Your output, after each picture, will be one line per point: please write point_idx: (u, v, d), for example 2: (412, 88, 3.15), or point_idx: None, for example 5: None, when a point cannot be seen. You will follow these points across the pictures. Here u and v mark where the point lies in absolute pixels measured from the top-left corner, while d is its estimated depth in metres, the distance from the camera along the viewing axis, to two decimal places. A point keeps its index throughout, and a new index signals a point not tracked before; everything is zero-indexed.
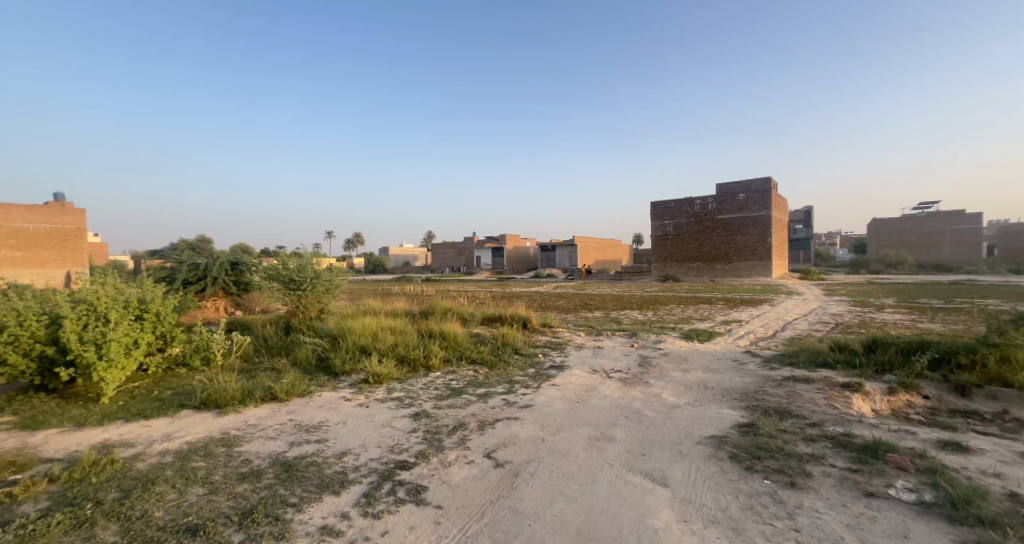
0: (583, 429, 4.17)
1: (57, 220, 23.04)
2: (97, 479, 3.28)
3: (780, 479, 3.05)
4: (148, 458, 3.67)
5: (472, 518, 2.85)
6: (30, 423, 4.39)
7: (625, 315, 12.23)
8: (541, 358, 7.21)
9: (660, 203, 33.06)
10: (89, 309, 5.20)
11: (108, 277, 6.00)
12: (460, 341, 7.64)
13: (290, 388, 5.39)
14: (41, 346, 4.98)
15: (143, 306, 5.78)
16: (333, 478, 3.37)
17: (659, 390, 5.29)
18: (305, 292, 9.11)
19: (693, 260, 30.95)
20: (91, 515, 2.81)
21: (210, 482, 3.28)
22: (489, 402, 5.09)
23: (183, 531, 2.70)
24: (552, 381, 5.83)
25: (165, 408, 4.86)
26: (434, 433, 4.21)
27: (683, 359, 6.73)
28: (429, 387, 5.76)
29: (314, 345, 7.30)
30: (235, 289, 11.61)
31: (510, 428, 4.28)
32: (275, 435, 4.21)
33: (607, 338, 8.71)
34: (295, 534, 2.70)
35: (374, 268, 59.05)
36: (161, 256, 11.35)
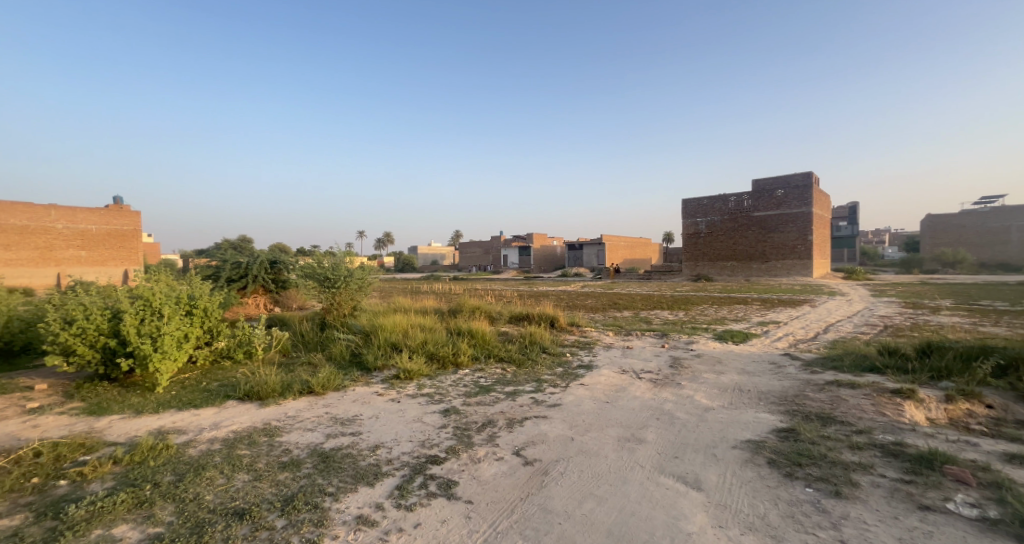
0: (613, 430, 4.13)
1: (118, 221, 24.59)
2: (154, 463, 3.50)
3: (824, 487, 2.93)
4: (199, 445, 3.88)
5: (502, 514, 2.87)
6: (95, 409, 4.72)
7: (655, 315, 12.00)
8: (569, 357, 7.17)
9: (692, 201, 32.21)
10: (146, 304, 5.55)
11: (161, 274, 6.38)
12: (488, 340, 7.69)
13: (326, 382, 5.58)
14: (104, 338, 5.34)
15: (193, 301, 6.11)
16: (367, 469, 3.47)
17: (691, 391, 5.17)
18: (339, 290, 9.40)
19: (728, 259, 30.05)
20: (150, 496, 3.01)
21: (254, 470, 3.44)
22: (517, 400, 5.12)
23: (231, 514, 2.84)
24: (581, 381, 5.80)
25: (212, 399, 5.13)
26: (464, 430, 4.27)
27: (717, 361, 6.57)
28: (458, 384, 5.84)
29: (348, 341, 7.53)
30: (274, 286, 12.09)
31: (539, 426, 4.29)
32: (313, 427, 4.37)
33: (637, 338, 8.57)
34: (333, 522, 2.80)
35: (405, 267, 60.25)
36: (207, 254, 11.94)
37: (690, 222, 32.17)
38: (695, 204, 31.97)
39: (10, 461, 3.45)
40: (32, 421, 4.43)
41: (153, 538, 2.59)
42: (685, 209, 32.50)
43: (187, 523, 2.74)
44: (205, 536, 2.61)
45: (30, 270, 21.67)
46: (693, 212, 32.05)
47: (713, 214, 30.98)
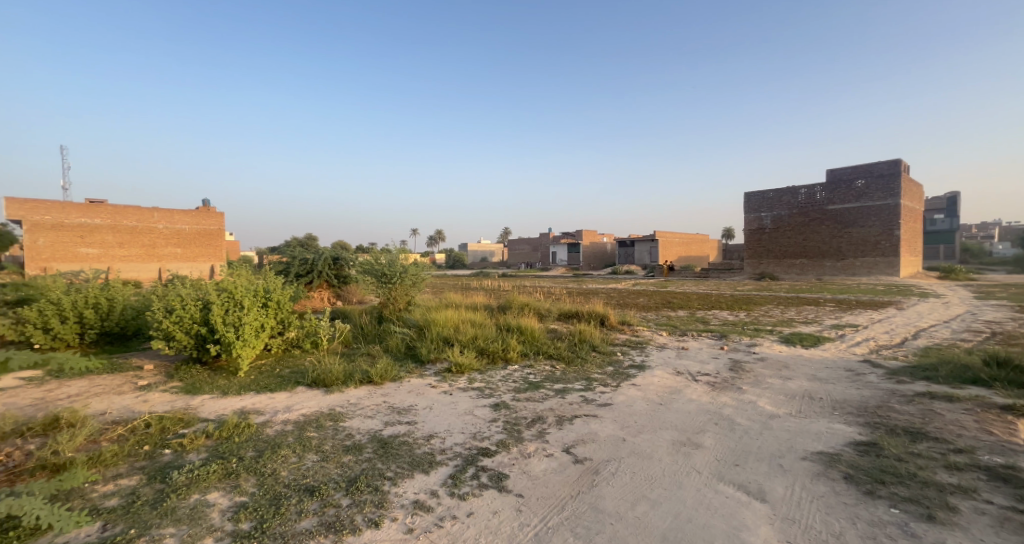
0: (668, 432, 3.97)
1: (207, 222, 26.98)
2: (239, 439, 3.81)
3: (913, 510, 2.65)
4: (274, 425, 4.18)
5: (553, 510, 2.85)
6: (189, 388, 5.22)
7: (713, 316, 11.43)
8: (620, 357, 6.98)
9: (756, 194, 30.42)
10: (230, 296, 6.06)
11: (241, 269, 6.94)
12: (537, 336, 7.68)
13: (383, 373, 5.80)
14: (197, 326, 5.89)
15: (268, 295, 6.59)
16: (422, 457, 3.57)
17: (754, 397, 4.86)
18: (395, 285, 9.77)
19: (796, 256, 28.06)
20: (237, 468, 3.27)
21: (321, 451, 3.65)
22: (567, 397, 5.05)
23: (303, 490, 3.03)
24: (633, 381, 5.63)
25: (284, 384, 5.50)
26: (514, 424, 4.28)
27: (783, 366, 6.12)
28: (507, 379, 5.88)
29: (403, 334, 7.80)
30: (337, 282, 12.78)
31: (589, 425, 4.21)
32: (372, 414, 4.56)
33: (693, 339, 8.20)
34: (391, 504, 2.90)
35: (456, 263, 61.40)
36: (278, 251, 12.85)
37: (754, 216, 30.42)
38: (759, 198, 30.19)
39: (126, 430, 3.90)
40: (142, 396, 4.97)
41: (238, 507, 2.82)
42: (749, 203, 30.76)
43: (266, 495, 2.95)
44: (282, 508, 2.79)
45: (137, 265, 24.40)
46: (758, 206, 30.23)
47: (779, 207, 29.08)
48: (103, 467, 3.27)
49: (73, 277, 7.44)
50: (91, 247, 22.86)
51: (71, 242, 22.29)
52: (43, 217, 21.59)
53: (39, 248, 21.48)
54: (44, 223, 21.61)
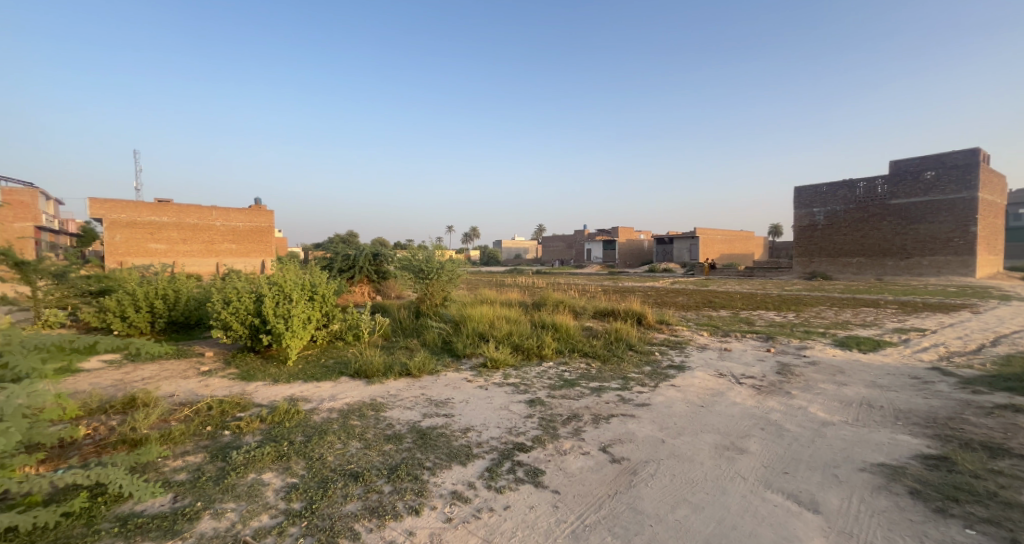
0: (710, 436, 3.84)
1: (259, 219, 28.39)
2: (289, 424, 4.01)
3: (993, 532, 2.44)
4: (321, 413, 4.36)
5: (590, 508, 2.82)
6: (245, 375, 5.55)
7: (759, 316, 10.96)
8: (658, 357, 6.80)
9: (808, 188, 28.93)
10: (280, 290, 6.39)
11: (290, 264, 7.30)
12: (572, 334, 7.63)
13: (421, 366, 5.94)
14: (251, 317, 6.25)
15: (314, 289, 6.90)
16: (459, 449, 3.63)
17: (804, 402, 4.61)
18: (432, 281, 9.96)
19: (854, 254, 26.38)
20: (288, 451, 3.45)
21: (364, 439, 3.78)
22: (603, 396, 4.99)
23: (348, 475, 3.15)
24: (672, 381, 5.48)
25: (329, 374, 5.74)
26: (549, 421, 4.27)
27: (838, 371, 5.78)
28: (542, 375, 5.88)
29: (440, 328, 7.95)
30: (377, 277, 13.16)
31: (626, 425, 4.13)
32: (411, 406, 4.68)
33: (736, 341, 7.89)
34: (431, 493, 2.97)
35: (489, 260, 61.69)
36: (322, 247, 13.36)
37: (806, 212, 28.97)
38: (812, 192, 28.72)
39: (191, 411, 4.19)
40: (204, 381, 5.32)
41: (290, 487, 2.97)
42: (800, 198, 29.29)
43: (315, 478, 3.09)
44: (329, 491, 2.92)
45: (197, 259, 26.04)
46: (810, 201, 28.74)
47: (834, 202, 27.51)
48: (173, 445, 3.53)
49: (145, 270, 8.06)
50: (159, 242, 24.67)
51: (142, 238, 24.12)
52: (118, 215, 23.45)
53: (115, 244, 23.40)
54: (118, 220, 23.50)
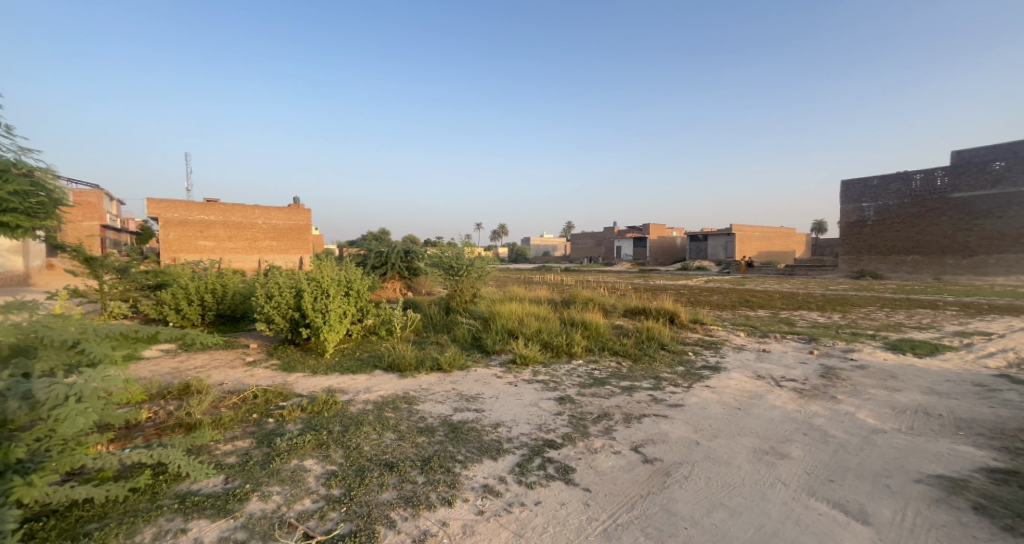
0: (748, 439, 3.72)
1: (298, 217, 29.45)
2: (328, 414, 4.16)
3: None
4: (357, 404, 4.51)
5: (622, 507, 2.79)
6: (286, 366, 5.81)
7: (801, 317, 10.50)
8: (691, 357, 6.63)
9: (856, 183, 27.53)
10: (318, 285, 6.65)
11: (327, 261, 7.55)
12: (602, 332, 7.55)
13: (452, 361, 6.03)
14: (291, 311, 6.52)
15: (350, 285, 7.13)
16: (490, 444, 3.67)
17: (851, 408, 4.39)
18: (461, 278, 10.08)
19: (909, 251, 24.81)
20: (327, 440, 3.58)
21: (398, 430, 3.88)
22: (635, 395, 4.92)
23: (384, 465, 3.25)
24: (706, 382, 5.34)
25: (364, 367, 5.91)
26: (580, 419, 4.25)
27: (889, 376, 5.46)
28: (572, 373, 5.85)
29: (469, 325, 8.04)
30: (407, 274, 13.41)
31: (659, 425, 4.06)
32: (443, 400, 4.76)
33: (776, 342, 7.59)
34: (462, 486, 3.01)
35: (517, 257, 61.72)
36: (356, 244, 13.76)
37: (854, 207, 27.55)
38: (861, 186, 27.31)
39: (239, 398, 4.42)
40: (250, 371, 5.60)
41: (330, 474, 3.09)
42: (848, 192, 27.91)
43: (352, 466, 3.20)
44: (366, 479, 3.02)
45: (240, 256, 27.29)
46: (859, 196, 27.33)
47: (886, 197, 26.03)
48: (223, 429, 3.74)
49: (196, 266, 8.54)
50: (208, 240, 26.07)
51: (192, 235, 25.52)
52: (171, 215, 24.92)
53: (169, 241, 24.88)
54: (172, 219, 24.97)
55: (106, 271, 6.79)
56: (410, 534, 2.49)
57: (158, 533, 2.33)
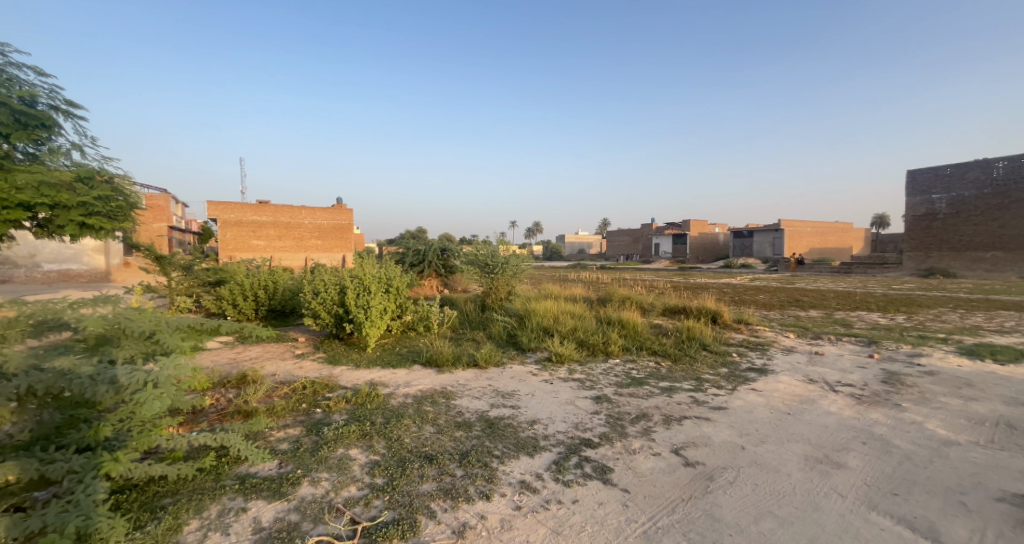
0: (798, 446, 3.57)
1: (341, 216, 30.56)
2: (371, 407, 4.32)
3: None
4: (397, 397, 4.65)
5: (662, 510, 2.76)
6: (331, 359, 6.09)
7: (860, 318, 9.88)
8: (736, 358, 6.39)
9: (927, 172, 25.62)
10: (360, 282, 6.91)
11: (368, 259, 7.82)
12: (640, 331, 7.42)
13: (488, 357, 6.11)
14: (336, 307, 6.81)
15: (390, 283, 7.36)
16: (526, 441, 3.70)
17: (918, 418, 4.11)
18: (497, 276, 10.14)
19: (988, 247, 22.79)
20: (371, 431, 3.73)
21: (437, 424, 3.98)
22: (675, 397, 4.81)
23: (424, 457, 3.35)
24: (752, 385, 5.15)
25: (403, 362, 6.10)
26: (617, 419, 4.21)
27: (963, 384, 5.06)
28: (608, 372, 5.79)
29: (505, 322, 8.11)
30: (444, 272, 13.65)
31: (701, 428, 3.96)
32: (479, 396, 4.84)
33: (830, 344, 7.19)
34: (500, 481, 3.06)
35: (552, 255, 61.43)
36: (394, 243, 14.15)
37: (923, 199, 25.61)
38: (932, 176, 25.34)
39: (290, 389, 4.68)
40: (299, 363, 5.91)
41: (373, 464, 3.22)
42: (916, 183, 26.00)
43: (394, 457, 3.32)
44: (408, 470, 3.12)
45: (288, 254, 28.63)
46: (928, 186, 25.40)
47: (961, 187, 24.05)
48: (276, 417, 3.98)
49: (251, 263, 9.08)
50: (261, 239, 27.58)
51: (246, 235, 27.06)
52: (228, 215, 26.51)
53: (226, 240, 26.51)
54: (229, 220, 26.58)
55: (173, 268, 7.36)
56: (450, 525, 2.56)
57: (222, 511, 2.52)
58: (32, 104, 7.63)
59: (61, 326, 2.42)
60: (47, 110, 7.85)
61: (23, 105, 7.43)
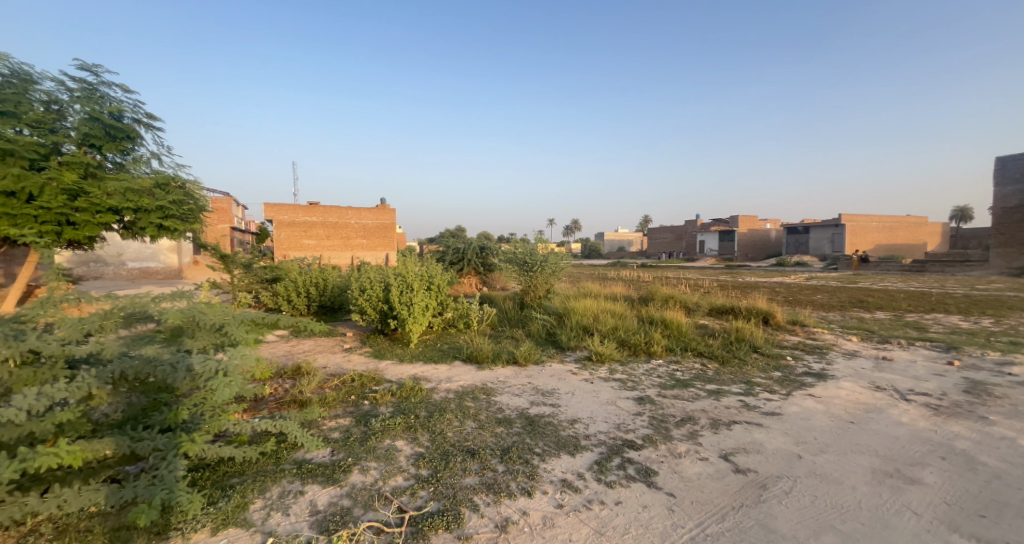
0: (863, 458, 3.34)
1: (384, 216, 31.51)
2: (415, 400, 4.46)
3: None
4: (440, 392, 4.77)
5: (711, 517, 2.67)
6: (377, 354, 6.31)
7: (935, 321, 9.08)
8: (790, 362, 6.07)
9: (1020, 159, 23.25)
10: (403, 280, 7.13)
11: (411, 257, 8.05)
12: (684, 331, 7.19)
13: (527, 355, 6.13)
14: (381, 303, 7.05)
15: (431, 280, 7.54)
16: (567, 439, 3.69)
17: (1008, 432, 3.75)
18: (536, 273, 10.14)
19: None
20: (415, 424, 3.84)
21: (478, 419, 4.05)
22: (723, 400, 4.64)
23: (466, 451, 3.41)
24: (809, 390, 4.88)
25: (445, 358, 6.23)
26: (661, 421, 4.11)
27: None
28: (651, 373, 5.66)
29: (544, 320, 8.10)
30: (483, 270, 13.79)
31: (752, 434, 3.80)
32: (519, 393, 4.87)
33: (899, 349, 6.67)
34: (541, 478, 3.07)
35: (592, 253, 60.62)
36: (435, 241, 14.45)
37: (1016, 188, 23.25)
38: None
39: (340, 381, 4.90)
40: (347, 356, 6.19)
41: (418, 455, 3.32)
42: (1006, 171, 23.65)
43: (438, 450, 3.41)
44: (451, 463, 3.20)
45: (336, 252, 29.87)
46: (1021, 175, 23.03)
47: None
48: (328, 407, 4.18)
49: (303, 261, 9.57)
50: (311, 239, 28.97)
51: (298, 235, 28.52)
52: (282, 216, 28.02)
53: (280, 240, 28.03)
54: (283, 220, 28.09)
55: (236, 267, 7.81)
56: (493, 519, 2.60)
57: (282, 493, 2.68)
58: (120, 118, 8.39)
59: (146, 318, 2.68)
60: (132, 123, 8.60)
61: (112, 119, 8.19)
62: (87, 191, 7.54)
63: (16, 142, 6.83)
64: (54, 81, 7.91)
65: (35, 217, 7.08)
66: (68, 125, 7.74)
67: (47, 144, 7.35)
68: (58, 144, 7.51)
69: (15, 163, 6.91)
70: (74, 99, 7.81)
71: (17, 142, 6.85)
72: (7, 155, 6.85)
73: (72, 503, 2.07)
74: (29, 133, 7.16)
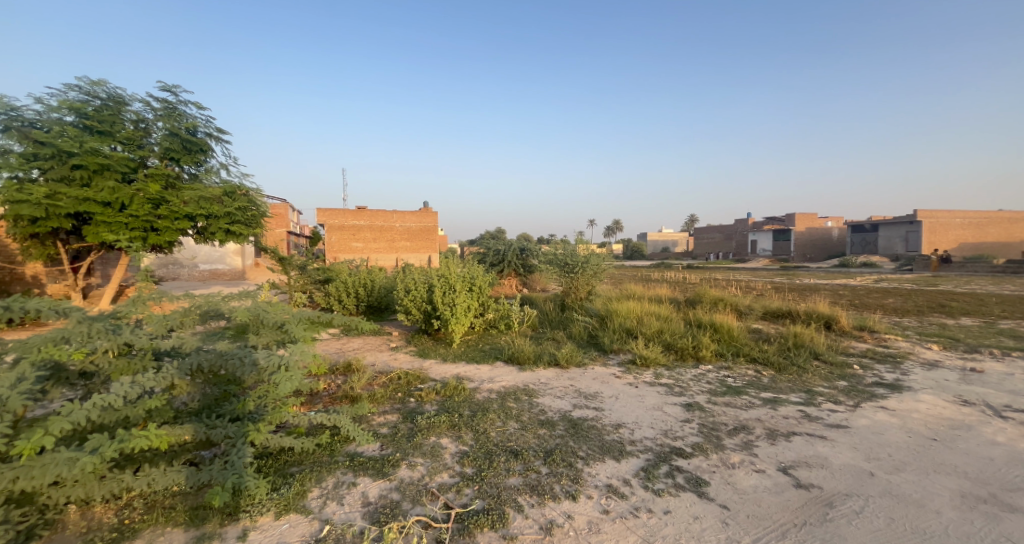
0: (948, 481, 3.04)
1: (427, 219, 32.21)
2: (458, 399, 4.51)
3: None
4: (482, 392, 4.80)
5: (770, 533, 2.52)
6: (422, 353, 6.46)
7: None
8: (857, 371, 5.62)
9: None
10: (446, 281, 7.26)
11: (453, 258, 8.16)
12: (735, 336, 6.84)
13: (569, 357, 6.05)
14: (424, 304, 7.21)
15: (472, 281, 7.61)
16: (612, 444, 3.61)
17: None
18: (577, 275, 10.01)
19: None
20: (459, 422, 3.89)
21: (520, 420, 4.04)
22: (781, 410, 4.37)
23: (509, 452, 3.41)
24: (881, 402, 4.50)
25: (487, 358, 6.29)
26: (711, 429, 3.93)
27: None
28: (700, 379, 5.43)
29: (586, 322, 7.98)
30: (523, 271, 13.78)
31: (815, 447, 3.56)
32: (562, 395, 4.82)
33: (990, 360, 6.01)
34: (586, 482, 3.02)
35: (635, 254, 59.23)
36: (475, 243, 14.60)
37: None
38: None
39: (387, 378, 5.05)
40: (394, 354, 6.39)
41: (463, 454, 3.35)
42: None
43: (482, 449, 3.43)
44: (495, 463, 3.21)
45: (382, 254, 30.89)
46: None
47: None
48: (377, 403, 4.32)
49: (352, 262, 9.95)
50: (360, 242, 30.17)
51: (347, 238, 29.81)
52: (333, 220, 29.35)
53: (332, 243, 29.41)
54: (334, 225, 29.44)
55: (292, 267, 8.88)
56: (537, 520, 2.58)
57: (337, 483, 2.79)
58: (195, 133, 9.09)
59: (219, 315, 2.88)
60: (205, 137, 9.27)
61: (188, 134, 8.87)
62: (168, 199, 8.26)
63: (112, 157, 7.70)
64: (141, 101, 8.67)
65: (126, 224, 7.92)
66: (153, 141, 8.48)
67: (136, 159, 8.14)
68: (144, 158, 8.25)
69: (111, 176, 7.75)
70: (158, 117, 8.52)
71: (112, 157, 7.70)
72: (104, 169, 7.70)
73: (159, 481, 2.24)
74: (122, 150, 7.96)
